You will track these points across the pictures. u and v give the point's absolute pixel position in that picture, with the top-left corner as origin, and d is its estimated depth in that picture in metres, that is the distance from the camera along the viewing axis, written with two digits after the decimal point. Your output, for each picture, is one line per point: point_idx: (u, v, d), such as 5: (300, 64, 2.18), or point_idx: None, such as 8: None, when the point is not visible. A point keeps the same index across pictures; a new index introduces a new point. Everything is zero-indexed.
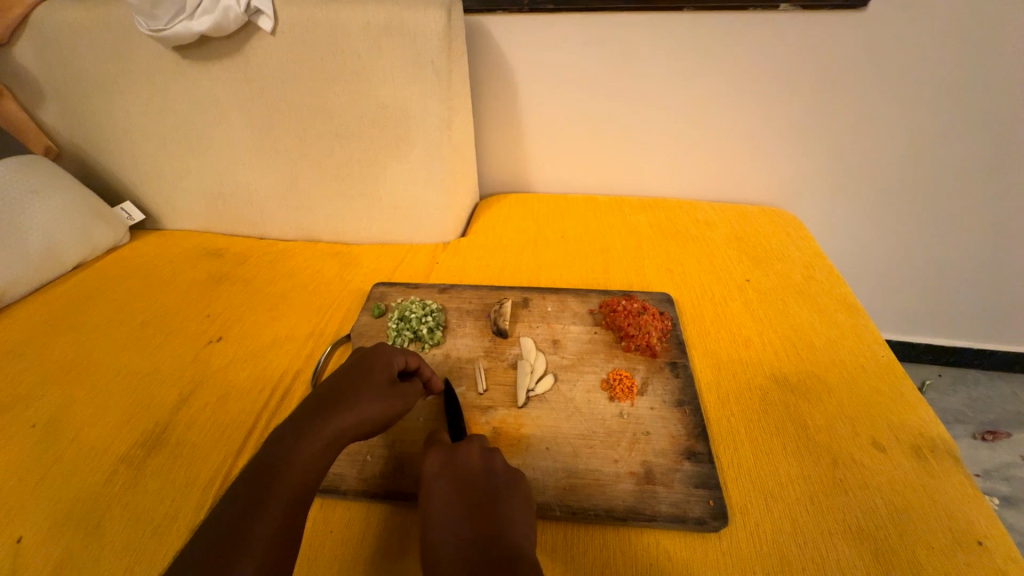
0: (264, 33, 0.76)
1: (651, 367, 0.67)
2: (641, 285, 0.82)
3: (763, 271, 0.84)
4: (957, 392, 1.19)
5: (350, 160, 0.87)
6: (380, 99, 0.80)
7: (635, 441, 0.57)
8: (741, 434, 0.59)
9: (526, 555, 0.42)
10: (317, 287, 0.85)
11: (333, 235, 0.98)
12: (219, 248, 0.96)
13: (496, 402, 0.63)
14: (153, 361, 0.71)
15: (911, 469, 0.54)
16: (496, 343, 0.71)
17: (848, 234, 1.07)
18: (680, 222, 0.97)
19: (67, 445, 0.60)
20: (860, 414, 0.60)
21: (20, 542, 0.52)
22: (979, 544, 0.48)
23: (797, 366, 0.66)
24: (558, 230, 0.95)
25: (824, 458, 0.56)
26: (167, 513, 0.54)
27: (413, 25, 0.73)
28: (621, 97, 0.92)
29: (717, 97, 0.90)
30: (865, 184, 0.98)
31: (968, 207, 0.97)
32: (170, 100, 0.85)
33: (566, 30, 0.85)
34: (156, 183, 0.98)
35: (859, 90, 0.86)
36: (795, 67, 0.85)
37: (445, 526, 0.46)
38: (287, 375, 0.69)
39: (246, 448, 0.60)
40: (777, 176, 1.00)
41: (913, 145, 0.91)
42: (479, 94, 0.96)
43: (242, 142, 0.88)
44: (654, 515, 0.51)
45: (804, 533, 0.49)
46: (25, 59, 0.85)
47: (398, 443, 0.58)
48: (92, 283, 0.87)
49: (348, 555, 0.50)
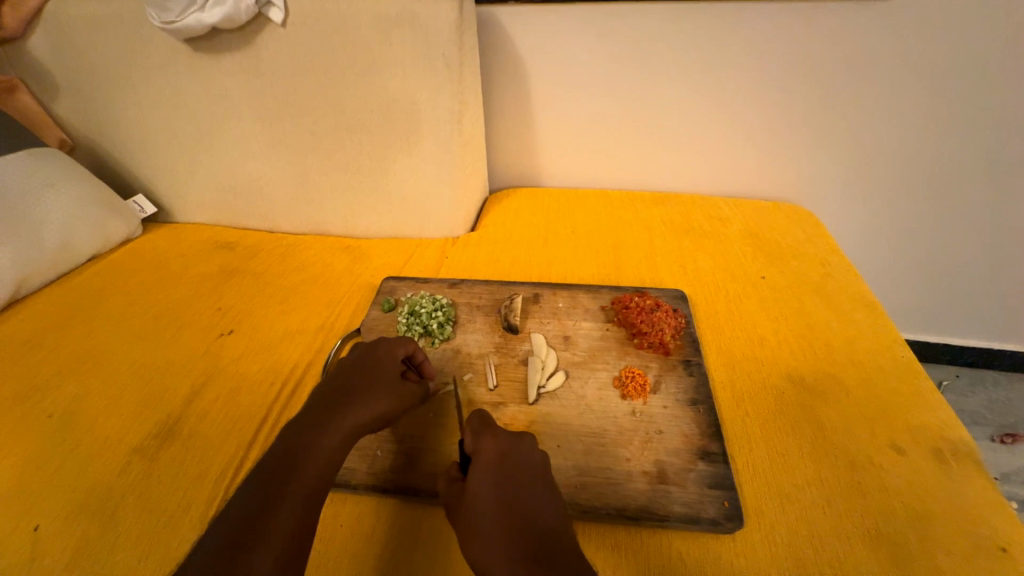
0: (275, 25, 0.75)
1: (664, 365, 0.66)
2: (653, 282, 0.81)
3: (778, 268, 0.82)
4: (975, 393, 1.17)
5: (360, 154, 0.87)
6: (390, 92, 0.79)
7: (647, 440, 0.57)
8: (755, 434, 0.58)
9: (555, 545, 0.42)
10: (328, 280, 0.85)
11: (344, 229, 0.97)
12: (230, 241, 0.97)
13: (507, 398, 0.62)
14: (167, 352, 0.72)
15: (931, 472, 0.53)
16: (507, 339, 0.70)
17: (863, 231, 1.05)
18: (693, 218, 0.95)
19: (82, 435, 0.61)
20: (877, 415, 0.59)
21: (38, 530, 0.52)
22: (1002, 552, 0.47)
23: (812, 365, 0.65)
24: (569, 225, 0.94)
25: (841, 459, 0.55)
26: (180, 504, 0.54)
27: (424, 16, 0.73)
28: (634, 89, 0.90)
29: (732, 89, 0.88)
30: (883, 180, 0.95)
31: (990, 206, 0.94)
32: (181, 94, 0.85)
33: (579, 22, 0.83)
34: (167, 176, 0.98)
35: (878, 82, 0.83)
36: (811, 61, 0.83)
37: (481, 485, 0.47)
38: (297, 368, 0.69)
39: (258, 440, 0.60)
40: (792, 172, 0.98)
41: (932, 139, 0.88)
42: (489, 86, 0.95)
43: (252, 135, 0.88)
44: (666, 515, 0.50)
45: (819, 535, 0.49)
46: (39, 52, 0.85)
47: (408, 438, 0.58)
48: (107, 275, 0.88)
49: (360, 550, 0.50)
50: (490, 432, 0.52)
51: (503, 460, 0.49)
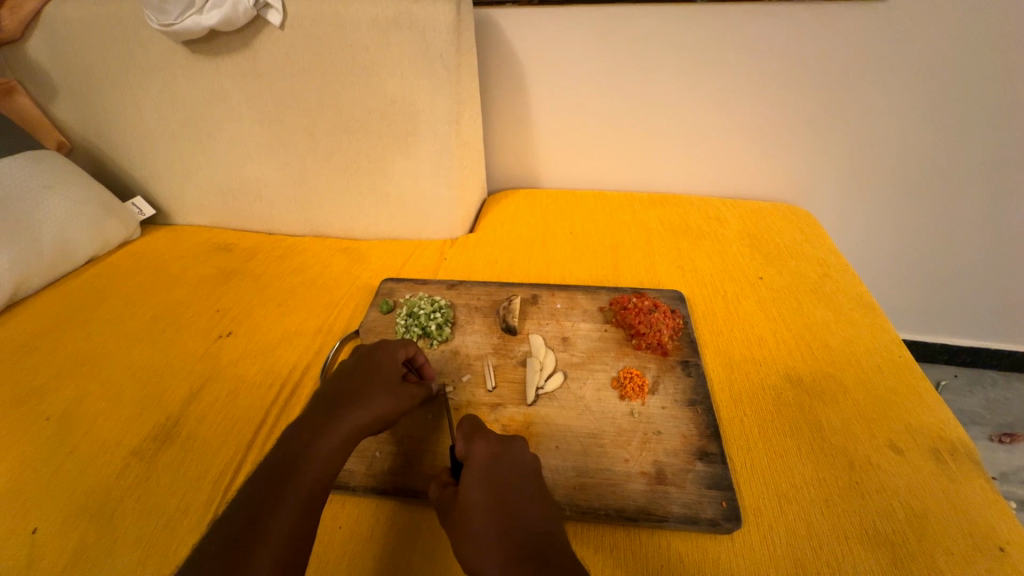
0: (273, 27, 0.76)
1: (662, 366, 0.66)
2: (651, 283, 0.81)
3: (776, 269, 0.82)
4: (973, 393, 1.17)
5: (359, 156, 0.87)
6: (388, 94, 0.80)
7: (646, 441, 0.57)
8: (754, 435, 0.58)
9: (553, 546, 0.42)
10: (327, 282, 0.85)
11: (343, 231, 0.97)
12: (229, 243, 0.97)
13: (506, 399, 0.62)
14: (165, 354, 0.72)
15: (930, 472, 0.53)
16: (505, 340, 0.70)
17: (861, 232, 1.05)
18: (691, 218, 0.95)
19: (81, 437, 0.61)
20: (875, 415, 0.59)
21: (36, 533, 0.52)
22: (1000, 551, 0.47)
23: (810, 365, 0.65)
24: (568, 226, 0.95)
25: (839, 460, 0.55)
26: (179, 507, 0.54)
27: (422, 18, 0.73)
28: (632, 90, 0.90)
29: (730, 90, 0.88)
30: (880, 181, 0.96)
31: (987, 206, 0.94)
32: (180, 97, 0.85)
33: (576, 23, 0.84)
34: (166, 178, 0.98)
35: (875, 83, 0.84)
36: (807, 64, 0.83)
37: (479, 487, 0.47)
38: (296, 370, 0.69)
39: (257, 442, 0.60)
40: (790, 173, 0.99)
41: (929, 139, 0.88)
42: (488, 88, 0.95)
43: (251, 137, 0.88)
44: (665, 515, 0.50)
45: (818, 535, 0.49)
46: (37, 54, 0.85)
47: (407, 440, 0.58)
48: (105, 278, 0.88)
49: (358, 553, 0.50)
50: (486, 434, 0.52)
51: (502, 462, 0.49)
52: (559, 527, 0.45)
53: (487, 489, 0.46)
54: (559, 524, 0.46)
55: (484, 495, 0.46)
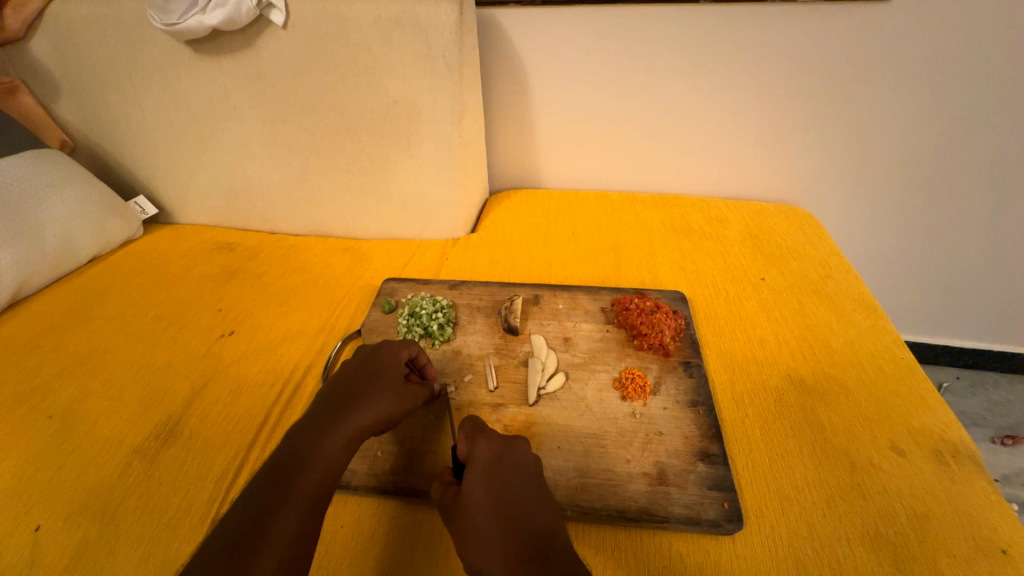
0: (276, 27, 0.76)
1: (664, 367, 0.66)
2: (653, 284, 0.81)
3: (778, 270, 0.82)
4: (975, 395, 1.17)
5: (361, 155, 0.87)
6: (390, 94, 0.80)
7: (648, 441, 0.57)
8: (755, 436, 0.58)
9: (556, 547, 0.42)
10: (329, 282, 0.85)
11: (345, 230, 0.97)
12: (231, 242, 0.97)
13: (507, 400, 0.62)
14: (167, 353, 0.72)
15: (931, 474, 0.53)
16: (507, 340, 0.71)
17: (863, 233, 1.05)
18: (692, 219, 0.95)
19: (83, 436, 0.61)
20: (877, 417, 0.59)
21: (38, 531, 0.52)
22: (1002, 553, 0.47)
23: (812, 366, 0.65)
24: (569, 226, 0.95)
25: (841, 461, 0.55)
26: (181, 505, 0.54)
27: (425, 18, 0.73)
28: (633, 91, 0.90)
29: (731, 90, 0.88)
30: (881, 182, 0.96)
31: (990, 208, 0.94)
32: (182, 96, 0.86)
33: (578, 23, 0.84)
34: (168, 178, 0.98)
35: (877, 84, 0.84)
36: (809, 65, 0.83)
37: (481, 486, 0.47)
38: (297, 369, 0.69)
39: (258, 441, 0.60)
40: (791, 174, 0.98)
41: (932, 141, 0.88)
42: (490, 88, 0.95)
43: (253, 137, 0.88)
44: (666, 516, 0.50)
45: (819, 536, 0.49)
46: (40, 53, 0.85)
47: (408, 440, 0.58)
48: (108, 276, 0.88)
49: (360, 552, 0.50)
50: (488, 434, 0.52)
51: (505, 462, 0.49)
52: (561, 527, 0.45)
53: (490, 489, 0.46)
54: (561, 524, 0.46)
55: (487, 494, 0.46)
